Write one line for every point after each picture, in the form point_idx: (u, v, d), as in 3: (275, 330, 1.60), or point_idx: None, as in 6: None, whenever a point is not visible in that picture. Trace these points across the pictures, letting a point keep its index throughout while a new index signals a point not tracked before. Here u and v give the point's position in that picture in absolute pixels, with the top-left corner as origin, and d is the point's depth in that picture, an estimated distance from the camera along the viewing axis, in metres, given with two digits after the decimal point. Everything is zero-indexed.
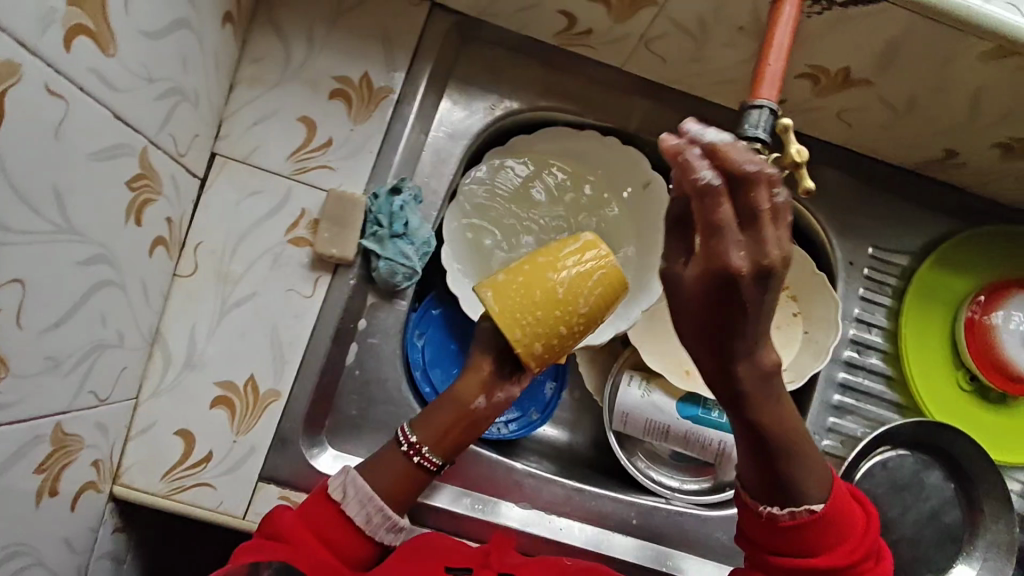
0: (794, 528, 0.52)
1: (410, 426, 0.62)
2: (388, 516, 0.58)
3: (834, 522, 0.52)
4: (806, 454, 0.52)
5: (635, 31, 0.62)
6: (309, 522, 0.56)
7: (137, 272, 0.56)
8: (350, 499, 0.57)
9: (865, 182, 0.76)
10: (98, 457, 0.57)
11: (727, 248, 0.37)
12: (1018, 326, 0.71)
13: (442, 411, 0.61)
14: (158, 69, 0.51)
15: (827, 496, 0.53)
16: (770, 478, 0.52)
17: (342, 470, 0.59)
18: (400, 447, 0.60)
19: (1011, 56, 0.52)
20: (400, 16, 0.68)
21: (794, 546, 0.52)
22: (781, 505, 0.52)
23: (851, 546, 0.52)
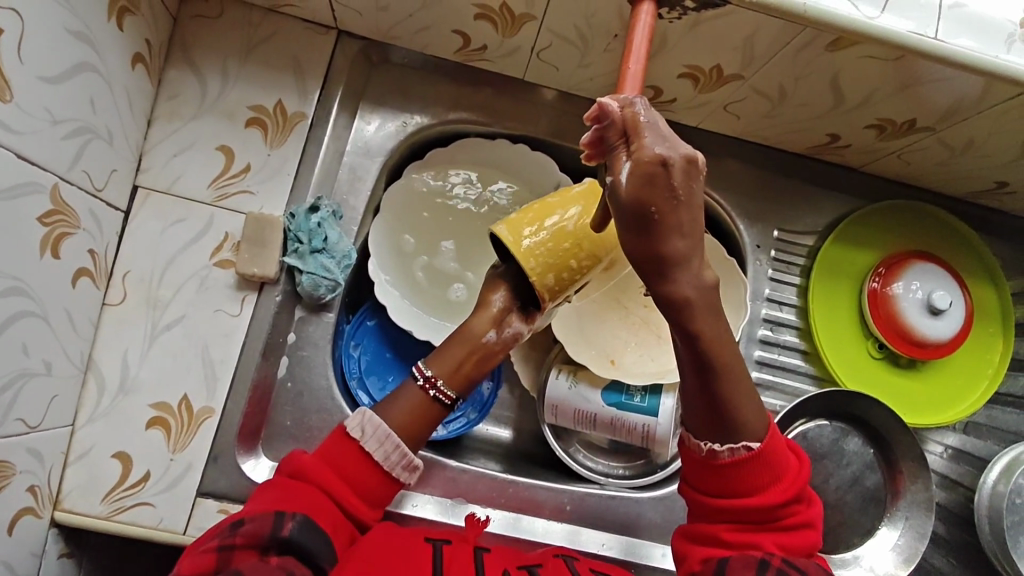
0: (732, 465, 0.55)
1: (425, 362, 0.64)
2: (407, 453, 0.60)
3: (769, 463, 0.55)
4: (747, 390, 0.55)
5: (525, 44, 0.69)
6: (329, 460, 0.58)
7: (59, 303, 0.59)
8: (369, 437, 0.59)
9: (764, 169, 0.81)
10: (35, 483, 0.59)
11: (657, 136, 0.45)
12: (916, 293, 0.75)
13: (453, 350, 0.64)
14: (61, 110, 0.55)
15: (765, 434, 0.56)
16: (709, 417, 0.55)
17: (358, 411, 0.60)
18: (417, 384, 0.62)
19: (853, 45, 0.58)
20: (309, 46, 0.73)
21: (731, 486, 0.55)
22: (720, 442, 0.55)
23: (786, 483, 0.55)
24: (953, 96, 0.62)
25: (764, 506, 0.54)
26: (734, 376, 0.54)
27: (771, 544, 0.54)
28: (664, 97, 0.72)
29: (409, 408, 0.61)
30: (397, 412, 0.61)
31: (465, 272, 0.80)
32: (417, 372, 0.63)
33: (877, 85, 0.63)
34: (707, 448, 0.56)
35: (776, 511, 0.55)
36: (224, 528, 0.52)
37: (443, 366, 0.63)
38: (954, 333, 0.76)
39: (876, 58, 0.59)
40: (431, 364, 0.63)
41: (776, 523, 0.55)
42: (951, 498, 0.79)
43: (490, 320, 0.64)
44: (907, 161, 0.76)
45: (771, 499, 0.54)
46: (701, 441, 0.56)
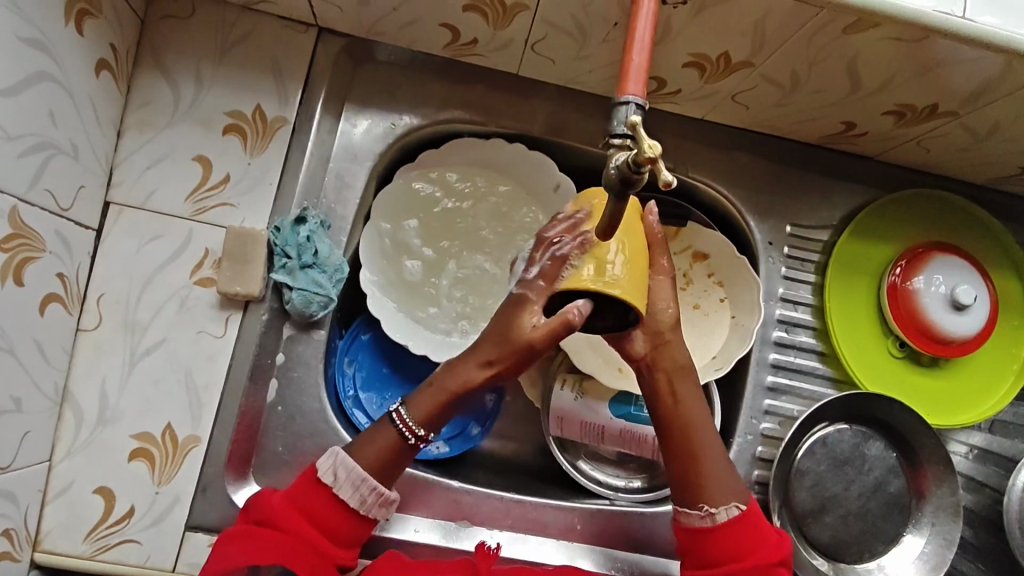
0: (727, 526, 0.57)
1: (406, 408, 0.59)
2: (382, 492, 0.58)
3: (756, 524, 0.58)
4: (725, 462, 0.60)
5: (518, 36, 0.64)
6: (296, 504, 0.56)
7: (26, 333, 0.54)
8: (342, 482, 0.57)
9: (775, 161, 0.76)
10: (10, 526, 0.55)
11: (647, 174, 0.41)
12: (940, 287, 0.72)
13: (431, 394, 0.59)
14: (16, 126, 0.50)
15: (749, 497, 0.59)
16: (697, 481, 0.59)
17: (331, 452, 0.58)
18: (408, 441, 0.59)
19: (874, 27, 0.54)
20: (288, 46, 0.68)
21: (733, 549, 0.56)
22: (714, 505, 0.58)
23: (777, 544, 0.57)
24: (978, 78, 0.58)
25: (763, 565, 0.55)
26: (713, 449, 0.60)
27: None
28: (668, 88, 0.68)
29: (381, 451, 0.58)
30: (372, 447, 0.59)
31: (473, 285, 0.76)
32: (395, 415, 0.59)
33: (897, 69, 0.59)
34: (702, 512, 0.58)
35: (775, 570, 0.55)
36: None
37: (423, 413, 0.59)
38: (979, 330, 0.72)
39: (897, 40, 0.55)
40: (412, 412, 0.59)
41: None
42: (979, 500, 0.75)
43: (482, 369, 0.58)
44: (927, 148, 0.72)
45: (767, 558, 0.55)
46: (695, 509, 0.58)
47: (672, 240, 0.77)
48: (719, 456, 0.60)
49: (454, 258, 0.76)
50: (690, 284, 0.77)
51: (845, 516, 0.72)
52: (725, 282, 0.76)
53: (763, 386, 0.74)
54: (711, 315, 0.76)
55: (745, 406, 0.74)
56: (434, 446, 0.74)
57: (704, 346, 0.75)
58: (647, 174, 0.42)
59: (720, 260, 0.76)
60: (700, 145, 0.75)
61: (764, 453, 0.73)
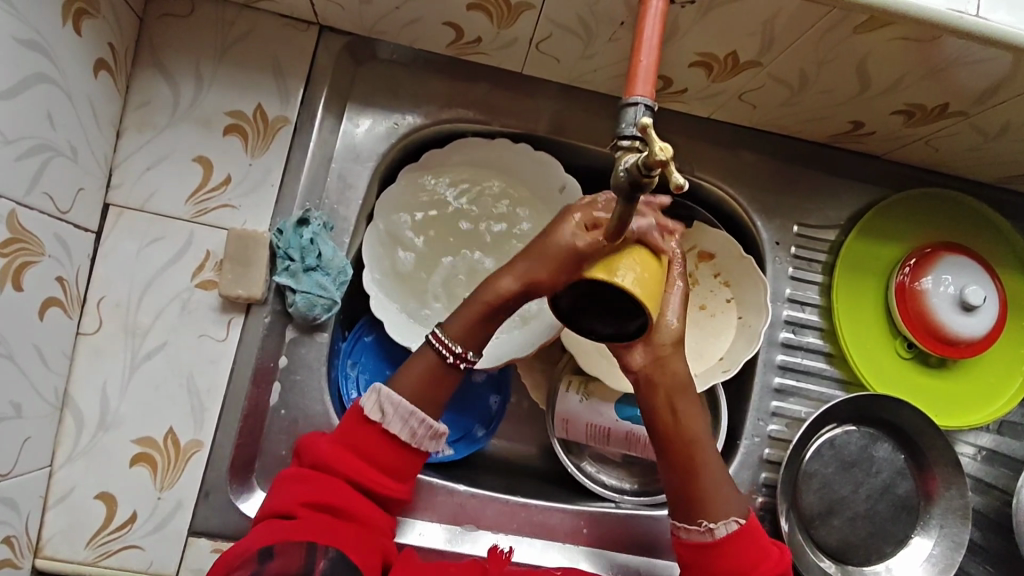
0: (727, 542, 0.56)
1: (441, 329, 0.60)
2: (432, 424, 0.59)
3: (757, 539, 0.57)
4: (725, 477, 0.59)
5: (523, 35, 0.63)
6: (348, 446, 0.57)
7: (26, 338, 0.54)
8: (390, 418, 0.58)
9: (782, 160, 0.76)
10: (11, 533, 0.55)
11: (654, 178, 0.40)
12: (948, 288, 0.71)
13: (468, 309, 0.59)
14: (14, 129, 0.50)
15: (749, 512, 0.58)
16: (696, 496, 0.58)
17: (373, 389, 0.58)
18: (446, 360, 0.59)
19: (886, 26, 0.53)
20: (289, 45, 0.67)
21: (733, 565, 0.56)
22: (714, 520, 0.57)
23: (774, 563, 0.56)
24: (990, 77, 0.57)
25: None
26: (712, 465, 0.59)
27: None
28: (675, 87, 0.67)
29: (426, 377, 0.59)
30: (415, 378, 0.59)
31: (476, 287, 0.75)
32: (432, 339, 0.60)
33: (906, 69, 0.58)
34: (703, 527, 0.57)
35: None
36: (253, 558, 0.50)
37: (458, 329, 0.59)
38: (989, 330, 0.71)
39: (908, 40, 0.54)
40: (450, 334, 0.59)
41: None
42: (987, 502, 0.75)
43: (516, 277, 0.57)
44: (936, 148, 0.71)
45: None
46: (695, 524, 0.58)
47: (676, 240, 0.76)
48: (719, 469, 0.59)
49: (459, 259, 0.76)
50: (695, 285, 0.76)
51: (853, 518, 0.72)
52: (731, 282, 0.75)
53: (770, 387, 0.74)
54: (717, 316, 0.75)
55: (752, 408, 0.73)
56: (439, 448, 0.74)
57: (710, 347, 0.74)
58: (657, 177, 0.41)
59: (726, 261, 0.75)
60: (706, 144, 0.74)
61: (771, 456, 0.72)
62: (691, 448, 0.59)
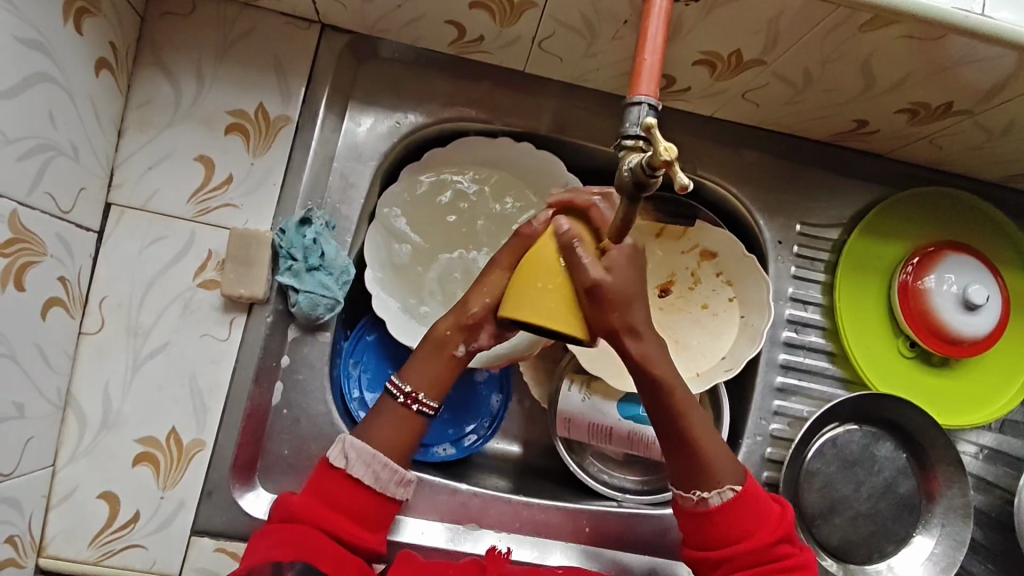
0: (722, 510, 0.56)
1: (400, 376, 0.58)
2: (398, 470, 0.57)
3: (752, 506, 0.57)
4: (719, 443, 0.58)
5: (526, 34, 0.63)
6: (316, 494, 0.55)
7: (28, 338, 0.54)
8: (354, 463, 0.56)
9: (785, 159, 0.75)
10: (14, 533, 0.55)
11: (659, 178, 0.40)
12: (951, 287, 0.71)
13: (421, 355, 0.58)
14: (16, 128, 0.49)
15: (745, 478, 0.58)
16: (688, 467, 0.57)
17: (338, 439, 0.57)
18: (398, 401, 0.57)
19: (891, 25, 0.53)
20: (290, 43, 0.67)
21: (728, 533, 0.56)
22: (707, 490, 0.57)
23: (776, 521, 0.57)
24: (995, 75, 0.57)
25: (760, 549, 0.55)
26: (706, 430, 0.58)
27: None
28: (678, 86, 0.67)
29: (392, 425, 0.57)
30: (382, 427, 0.57)
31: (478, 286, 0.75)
32: (390, 385, 0.59)
33: (911, 68, 0.58)
34: (696, 497, 0.57)
35: (774, 550, 0.55)
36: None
37: (419, 375, 0.58)
38: (991, 329, 0.71)
39: (912, 38, 0.54)
40: (406, 378, 0.58)
41: (778, 563, 0.55)
42: (989, 501, 0.75)
43: (456, 320, 0.58)
44: (939, 146, 0.71)
45: (768, 538, 0.55)
46: (689, 493, 0.57)
47: (678, 239, 0.76)
48: (712, 436, 0.58)
49: (460, 258, 0.75)
50: (697, 284, 0.76)
51: (855, 517, 0.72)
52: (734, 281, 0.75)
53: (772, 386, 0.74)
54: (719, 315, 0.75)
55: (755, 407, 0.73)
56: (441, 447, 0.74)
57: (712, 346, 0.74)
58: (662, 177, 0.41)
59: (728, 260, 0.75)
60: (708, 142, 0.74)
61: (773, 455, 0.72)
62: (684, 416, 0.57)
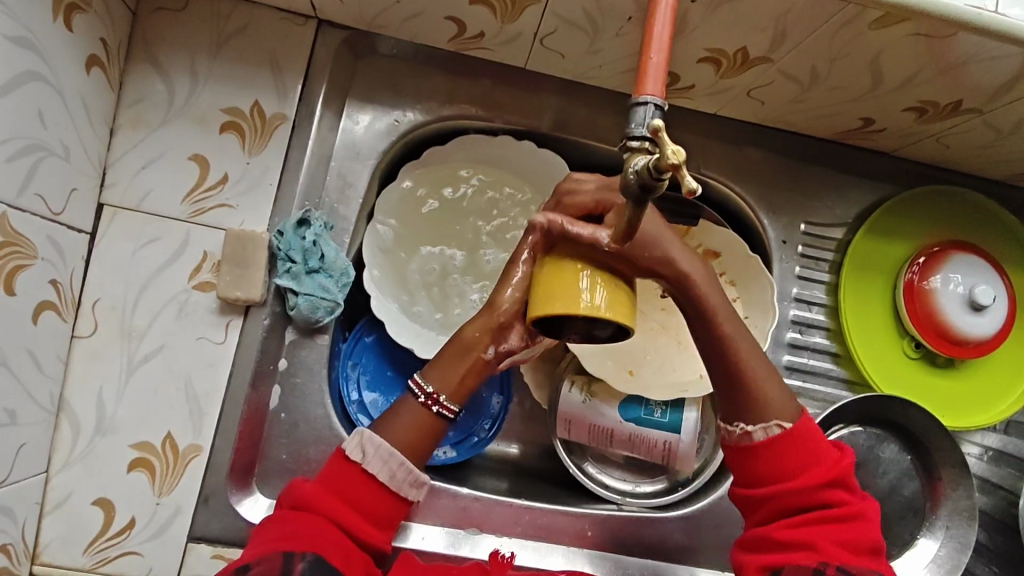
0: (767, 444, 0.56)
1: (423, 376, 0.58)
2: (413, 470, 0.56)
3: (802, 447, 0.55)
4: (772, 376, 0.57)
5: (528, 31, 0.62)
6: (330, 486, 0.55)
7: (19, 344, 0.52)
8: (371, 457, 0.55)
9: (789, 157, 0.74)
10: (7, 541, 0.54)
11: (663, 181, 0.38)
12: (958, 286, 0.70)
13: (447, 356, 0.58)
14: (5, 129, 0.48)
15: (799, 416, 0.56)
16: (733, 398, 0.57)
17: (356, 432, 0.57)
18: (419, 401, 0.58)
19: (901, 22, 0.52)
20: (286, 39, 0.65)
21: (772, 468, 0.56)
22: (752, 423, 0.56)
23: (829, 465, 0.55)
24: (1006, 73, 0.56)
25: (806, 490, 0.54)
26: (756, 366, 0.56)
27: (827, 543, 0.53)
28: (682, 84, 0.66)
29: (410, 424, 0.57)
30: (402, 424, 0.57)
31: (457, 286, 0.74)
32: (412, 384, 0.59)
33: (919, 67, 0.57)
34: (740, 430, 0.56)
35: (821, 494, 0.54)
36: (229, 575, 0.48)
37: (443, 379, 0.58)
38: (997, 329, 0.71)
39: (921, 35, 0.53)
40: (429, 378, 0.58)
41: (828, 510, 0.54)
42: (992, 502, 0.74)
43: (485, 324, 0.58)
44: (946, 145, 0.70)
45: (817, 480, 0.55)
46: (733, 425, 0.57)
47: (681, 238, 0.75)
48: (765, 371, 0.57)
49: (445, 254, 0.74)
50: None
51: None
52: (737, 281, 0.74)
53: None
54: None
55: None
56: (441, 450, 0.73)
57: None
58: (669, 180, 0.39)
59: (732, 259, 0.73)
60: (713, 141, 0.73)
61: None
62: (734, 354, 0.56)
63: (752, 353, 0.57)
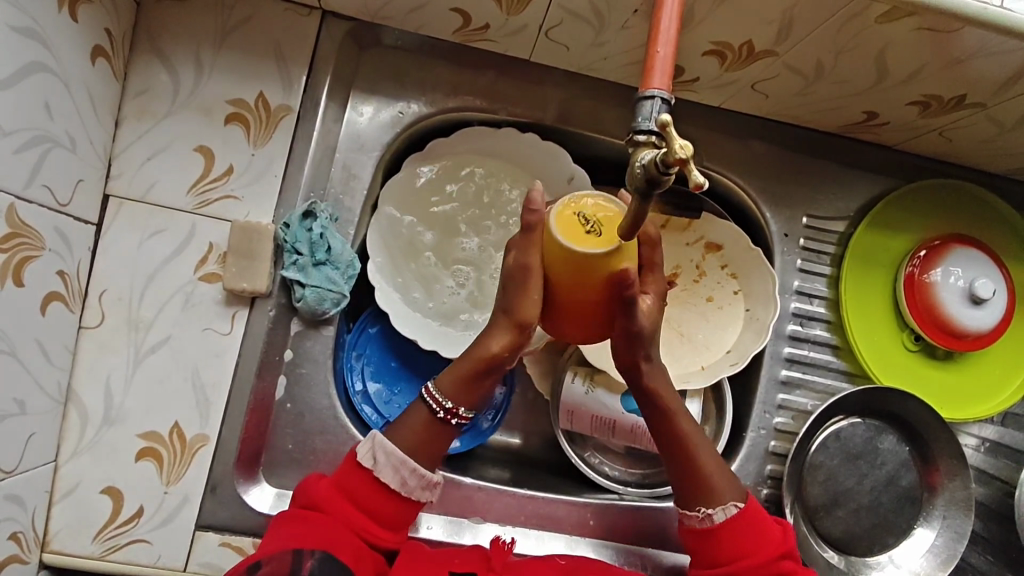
0: (725, 528, 0.58)
1: (435, 386, 0.58)
2: (425, 474, 0.57)
3: (753, 525, 0.57)
4: (718, 459, 0.61)
5: (532, 23, 0.62)
6: (342, 488, 0.56)
7: (27, 334, 0.53)
8: (382, 466, 0.56)
9: (793, 150, 0.75)
10: (18, 529, 0.54)
11: (669, 176, 0.38)
12: (958, 280, 0.71)
13: (459, 364, 0.57)
14: (13, 120, 0.48)
15: (746, 497, 0.59)
16: (690, 481, 0.59)
17: (369, 436, 0.57)
18: (437, 415, 0.57)
19: (908, 16, 0.52)
20: (291, 30, 0.65)
21: (733, 550, 0.57)
22: (711, 506, 0.58)
23: (777, 539, 0.57)
24: (1009, 68, 0.56)
25: (763, 565, 0.56)
26: (708, 450, 0.60)
27: None
28: (687, 76, 0.66)
29: (416, 429, 0.57)
30: (414, 422, 0.58)
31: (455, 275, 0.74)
32: (425, 393, 0.58)
33: (925, 61, 0.57)
34: (700, 513, 0.58)
35: (776, 567, 0.56)
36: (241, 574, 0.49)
37: (452, 388, 0.57)
38: (996, 322, 0.71)
39: (927, 30, 0.53)
40: (442, 390, 0.57)
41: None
42: (989, 493, 0.75)
43: (506, 335, 0.54)
44: (949, 139, 0.71)
45: (770, 555, 0.56)
46: (694, 510, 0.59)
47: (683, 231, 0.75)
48: (712, 454, 0.61)
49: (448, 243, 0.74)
50: (702, 277, 0.76)
51: (857, 510, 0.72)
52: (739, 274, 0.74)
53: (777, 379, 0.74)
54: (724, 308, 0.75)
55: (759, 401, 0.73)
56: None
57: (717, 339, 0.74)
58: (675, 174, 0.39)
59: (733, 252, 0.74)
60: (716, 133, 0.73)
61: (777, 448, 0.72)
62: (682, 434, 0.60)
63: (699, 435, 0.61)
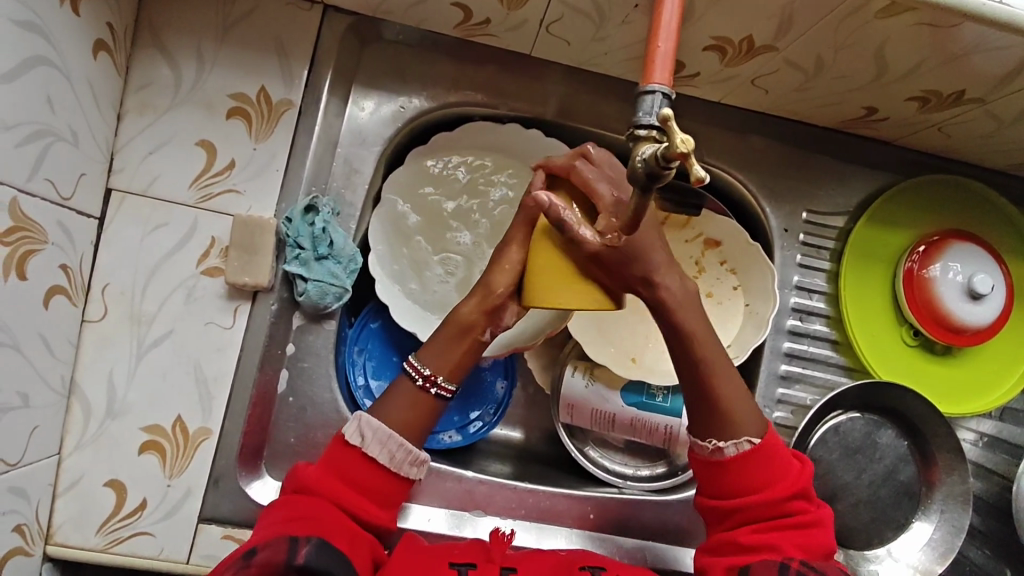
0: (736, 460, 0.57)
1: (417, 357, 0.59)
2: (412, 449, 0.57)
3: (766, 462, 0.57)
4: (738, 388, 0.59)
5: (533, 18, 0.62)
6: (333, 471, 0.56)
7: (30, 327, 0.53)
8: (370, 441, 0.56)
9: (793, 146, 0.75)
10: (22, 521, 0.55)
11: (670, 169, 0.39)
12: (957, 275, 0.71)
13: (442, 333, 0.60)
14: (15, 114, 0.48)
15: (764, 431, 0.58)
16: (707, 413, 0.58)
17: (354, 417, 0.58)
18: (415, 382, 0.58)
19: (907, 12, 0.52)
20: (292, 24, 0.65)
21: (743, 484, 0.57)
22: (724, 439, 0.57)
23: (792, 478, 0.57)
24: (1007, 64, 0.56)
25: (772, 501, 0.56)
26: (730, 381, 0.58)
27: (790, 546, 0.55)
28: (687, 71, 0.66)
29: (410, 406, 0.58)
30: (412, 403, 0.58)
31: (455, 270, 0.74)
32: (407, 366, 0.59)
33: (924, 57, 0.57)
34: (711, 446, 0.58)
35: (786, 505, 0.56)
36: (236, 559, 0.49)
37: (432, 353, 0.59)
38: (994, 318, 0.71)
39: (927, 26, 0.53)
40: (423, 360, 0.59)
41: (788, 518, 0.56)
42: (987, 487, 0.75)
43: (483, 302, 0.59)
44: (949, 134, 0.71)
45: (781, 494, 0.56)
46: (705, 441, 0.58)
47: (682, 227, 0.76)
48: (735, 384, 0.59)
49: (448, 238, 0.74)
50: (702, 273, 0.75)
51: (855, 503, 0.73)
52: (738, 269, 0.75)
53: (776, 374, 0.74)
54: (723, 304, 0.75)
55: (759, 395, 0.73)
56: (446, 434, 0.74)
57: (717, 334, 0.74)
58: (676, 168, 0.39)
59: (733, 248, 0.74)
60: (717, 129, 0.73)
61: None
62: (706, 362, 0.58)
63: (722, 366, 0.59)
